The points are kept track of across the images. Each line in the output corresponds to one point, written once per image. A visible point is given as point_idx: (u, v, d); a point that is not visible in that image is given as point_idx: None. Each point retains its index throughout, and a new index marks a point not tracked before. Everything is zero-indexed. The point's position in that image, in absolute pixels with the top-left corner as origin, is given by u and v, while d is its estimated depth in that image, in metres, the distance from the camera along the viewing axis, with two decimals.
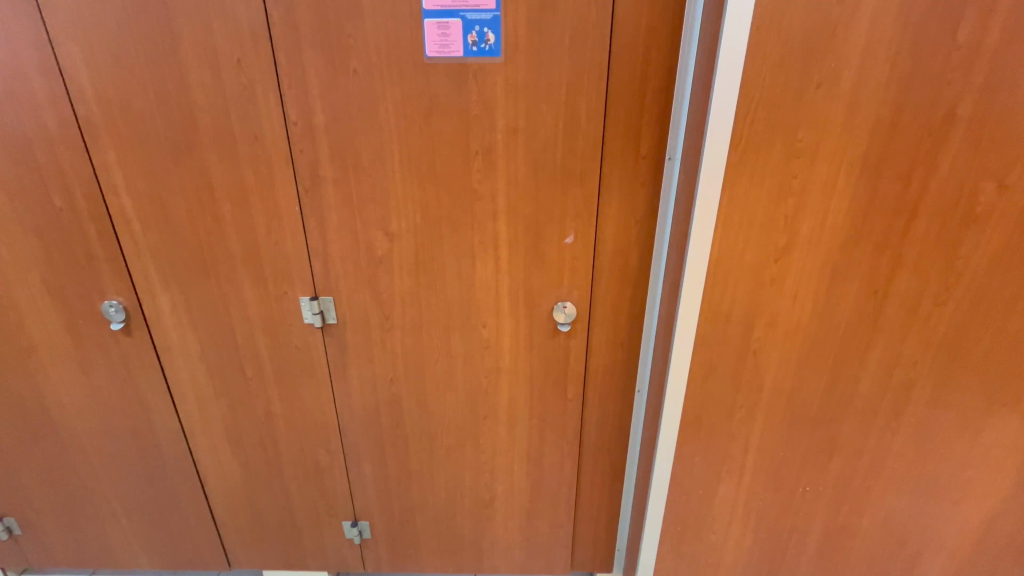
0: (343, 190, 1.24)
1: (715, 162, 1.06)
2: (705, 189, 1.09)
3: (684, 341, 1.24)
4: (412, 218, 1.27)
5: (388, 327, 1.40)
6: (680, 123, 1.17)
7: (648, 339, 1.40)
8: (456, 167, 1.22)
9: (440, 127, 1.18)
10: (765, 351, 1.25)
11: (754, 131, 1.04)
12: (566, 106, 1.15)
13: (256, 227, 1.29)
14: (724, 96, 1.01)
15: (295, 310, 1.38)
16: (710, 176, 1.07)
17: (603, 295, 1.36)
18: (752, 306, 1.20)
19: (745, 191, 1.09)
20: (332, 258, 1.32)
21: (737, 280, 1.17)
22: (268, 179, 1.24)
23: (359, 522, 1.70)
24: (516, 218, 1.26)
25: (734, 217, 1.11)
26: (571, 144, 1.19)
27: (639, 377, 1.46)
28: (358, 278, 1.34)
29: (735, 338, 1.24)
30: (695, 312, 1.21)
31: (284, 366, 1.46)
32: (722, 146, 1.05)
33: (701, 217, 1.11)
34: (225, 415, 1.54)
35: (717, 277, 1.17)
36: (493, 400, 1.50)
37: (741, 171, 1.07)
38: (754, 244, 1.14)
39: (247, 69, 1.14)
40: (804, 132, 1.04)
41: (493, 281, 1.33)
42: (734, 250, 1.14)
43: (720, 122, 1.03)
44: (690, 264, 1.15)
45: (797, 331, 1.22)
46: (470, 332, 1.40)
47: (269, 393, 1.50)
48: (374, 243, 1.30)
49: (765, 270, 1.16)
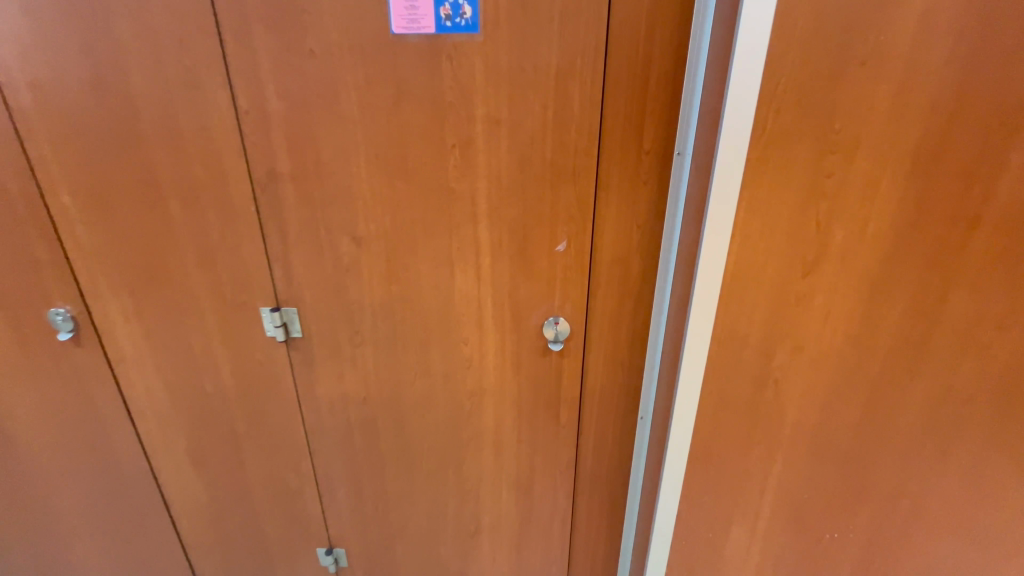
0: (304, 188, 1.10)
1: (733, 156, 0.88)
2: (721, 188, 0.91)
3: (693, 366, 1.07)
4: (381, 221, 1.12)
5: (359, 341, 1.26)
6: (693, 112, 0.98)
7: (653, 363, 1.22)
8: (430, 164, 1.06)
9: (410, 118, 1.03)
10: (787, 380, 1.07)
11: (780, 121, 0.86)
12: (556, 93, 0.99)
13: (209, 229, 1.15)
14: (745, 79, 0.83)
15: (256, 323, 1.25)
16: (727, 173, 0.90)
17: (600, 311, 1.19)
18: (774, 328, 1.02)
19: (769, 193, 0.91)
20: (295, 265, 1.18)
21: (756, 298, 1.00)
22: (220, 175, 1.10)
23: (335, 550, 1.57)
24: (499, 223, 1.10)
25: (755, 225, 0.93)
26: (562, 138, 1.02)
27: (641, 402, 1.28)
28: (325, 288, 1.20)
29: (752, 365, 1.06)
30: (705, 332, 1.03)
31: (247, 383, 1.33)
32: (741, 139, 0.87)
33: (715, 221, 0.93)
34: (187, 432, 1.41)
35: (733, 294, 0.99)
36: (477, 424, 1.34)
37: (764, 168, 0.89)
38: (778, 256, 0.96)
39: (189, 49, 1.00)
40: (841, 123, 0.85)
41: (475, 293, 1.18)
42: (754, 263, 0.96)
43: (740, 107, 0.85)
44: (702, 278, 0.98)
45: (826, 357, 1.04)
46: (450, 349, 1.25)
47: (232, 410, 1.37)
48: (341, 249, 1.15)
49: (790, 286, 0.98)
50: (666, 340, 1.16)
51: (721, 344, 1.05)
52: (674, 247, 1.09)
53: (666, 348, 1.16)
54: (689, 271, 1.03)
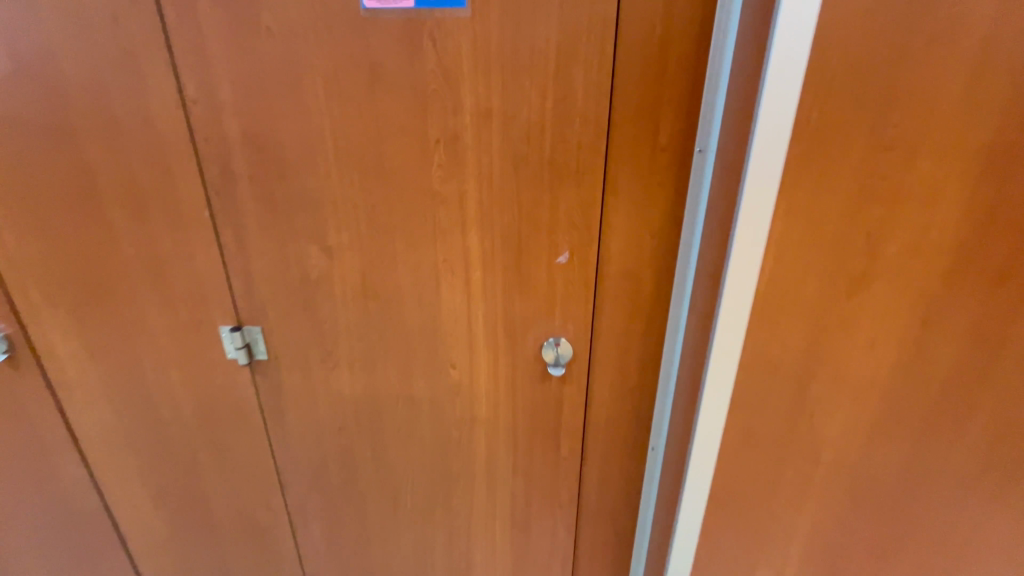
0: (266, 191, 0.95)
1: (770, 154, 0.74)
2: (755, 192, 0.76)
3: (716, 397, 0.93)
4: (355, 228, 0.97)
5: (333, 363, 1.11)
6: (717, 102, 0.84)
7: (666, 386, 1.08)
8: (409, 163, 0.91)
9: (386, 109, 0.88)
10: (824, 413, 0.93)
11: (827, 112, 0.71)
12: (556, 79, 0.84)
13: (158, 237, 1.00)
14: (788, 61, 0.69)
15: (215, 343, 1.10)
16: (762, 174, 0.75)
17: (607, 330, 1.04)
18: (810, 355, 0.88)
19: (812, 197, 0.76)
20: (257, 279, 1.03)
21: (791, 320, 0.85)
22: (168, 175, 0.95)
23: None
24: (490, 231, 0.95)
25: (794, 235, 0.79)
26: (564, 132, 0.87)
27: (653, 432, 1.13)
28: (292, 304, 1.05)
29: (784, 396, 0.92)
30: (731, 358, 0.89)
31: (208, 410, 1.18)
32: (781, 134, 0.73)
33: (746, 231, 0.79)
34: (143, 463, 1.26)
35: (765, 315, 0.85)
36: (467, 455, 1.19)
37: (807, 167, 0.74)
38: (818, 272, 0.81)
39: (126, 28, 0.85)
40: (902, 113, 0.71)
41: (463, 310, 1.03)
42: (790, 280, 0.82)
43: (780, 95, 0.70)
44: (729, 297, 0.84)
45: (871, 387, 0.89)
46: (436, 373, 1.10)
47: (192, 439, 1.22)
48: (310, 260, 1.01)
49: (832, 305, 0.83)
50: (683, 363, 1.02)
51: (749, 372, 0.90)
52: (694, 258, 0.95)
53: (683, 373, 1.02)
54: (713, 288, 0.88)
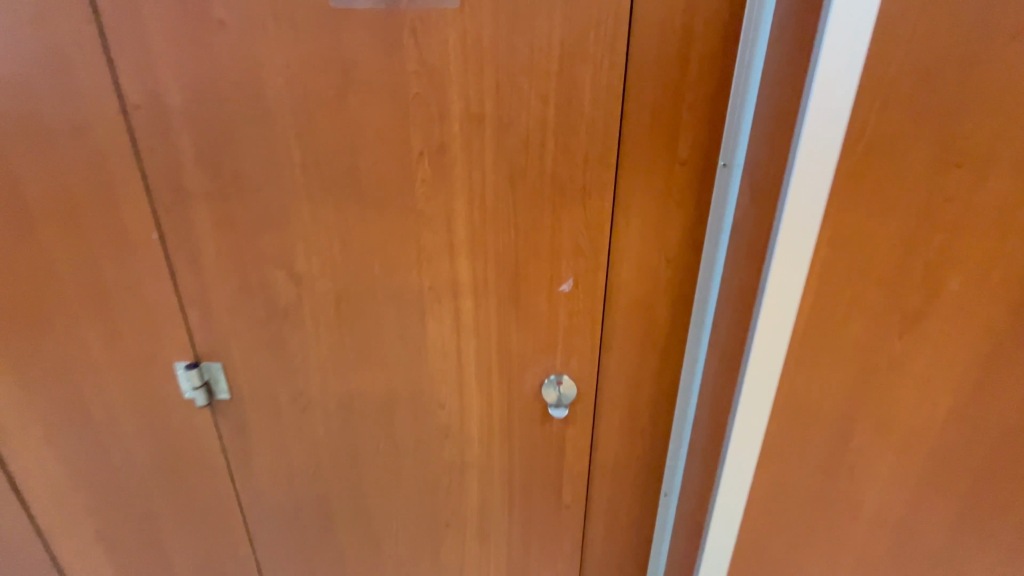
0: (223, 209, 0.82)
1: (815, 171, 0.62)
2: (795, 216, 0.64)
3: (743, 448, 0.81)
4: (327, 252, 0.84)
5: (305, 403, 0.97)
6: (746, 110, 0.73)
7: (681, 427, 0.96)
8: (388, 179, 0.79)
9: (361, 116, 0.75)
10: (869, 468, 0.80)
11: (883, 123, 0.60)
12: (559, 82, 0.72)
13: (100, 262, 0.87)
14: (839, 61, 0.57)
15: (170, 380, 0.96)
16: (804, 195, 0.63)
17: (615, 366, 0.92)
18: (854, 401, 0.76)
19: (863, 222, 0.64)
20: (216, 309, 0.90)
21: (833, 362, 0.73)
22: (109, 192, 0.82)
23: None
24: (482, 255, 0.83)
25: (839, 265, 0.67)
26: (568, 144, 0.75)
27: (665, 477, 1.01)
28: (257, 338, 0.92)
29: (822, 447, 0.79)
30: (762, 404, 0.77)
31: (164, 455, 1.04)
32: (829, 149, 0.61)
33: (784, 261, 0.67)
34: (92, 513, 1.11)
35: (802, 356, 0.73)
36: (458, 503, 1.06)
37: (858, 187, 0.63)
38: (866, 308, 0.69)
39: (54, 21, 0.73)
40: (975, 124, 0.59)
41: (453, 344, 0.90)
42: (834, 317, 0.70)
43: (829, 102, 0.59)
44: (761, 337, 0.72)
45: (925, 440, 0.77)
46: (422, 413, 0.97)
47: (146, 488, 1.07)
48: (276, 289, 0.88)
49: (882, 346, 0.72)
50: (703, 404, 0.90)
51: (783, 420, 0.78)
52: (715, 286, 0.83)
53: (702, 415, 0.90)
54: (740, 323, 0.76)
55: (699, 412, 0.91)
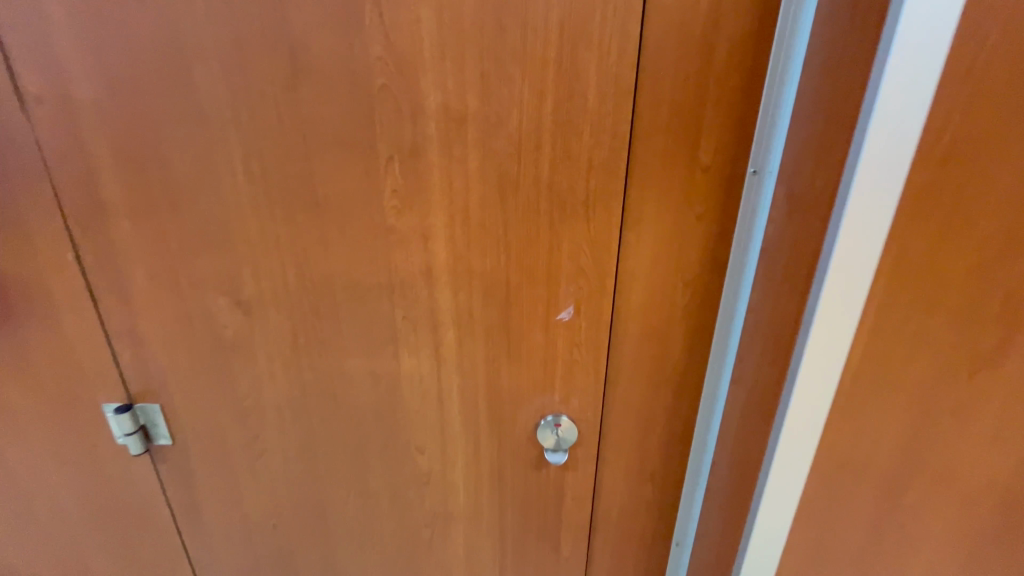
0: (153, 225, 0.68)
1: (880, 184, 0.50)
2: (853, 238, 0.52)
3: (774, 513, 0.67)
4: (280, 276, 0.71)
5: (260, 449, 0.83)
6: (784, 107, 0.61)
7: (697, 470, 0.84)
8: (351, 189, 0.65)
9: (315, 113, 0.61)
10: (921, 528, 0.68)
11: (968, 123, 0.48)
12: (558, 71, 0.59)
13: (8, 288, 0.73)
14: (916, 46, 0.45)
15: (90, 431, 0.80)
16: (864, 214, 0.51)
17: (622, 404, 0.79)
18: (908, 452, 0.64)
19: (936, 245, 0.53)
20: (149, 343, 0.75)
21: (891, 408, 0.61)
22: (13, 204, 0.68)
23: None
24: (467, 279, 0.70)
25: (903, 295, 0.55)
26: (569, 147, 0.62)
27: (677, 526, 0.89)
28: (201, 375, 0.78)
29: (868, 505, 0.67)
30: (800, 462, 0.64)
31: (97, 509, 0.89)
32: (896, 159, 0.49)
33: (836, 292, 0.54)
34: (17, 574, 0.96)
35: (851, 403, 0.61)
36: (441, 558, 0.92)
37: (931, 202, 0.51)
38: (931, 345, 0.58)
39: None
40: None
41: (432, 381, 0.77)
42: (892, 357, 0.58)
43: (903, 97, 0.46)
44: (801, 384, 0.59)
45: (988, 497, 0.65)
46: (398, 459, 0.83)
47: (78, 546, 0.92)
48: (220, 318, 0.74)
49: (949, 388, 0.60)
50: (723, 447, 0.78)
51: (825, 476, 0.66)
52: (741, 312, 0.72)
53: (723, 460, 0.78)
54: (775, 360, 0.64)
55: (718, 456, 0.79)
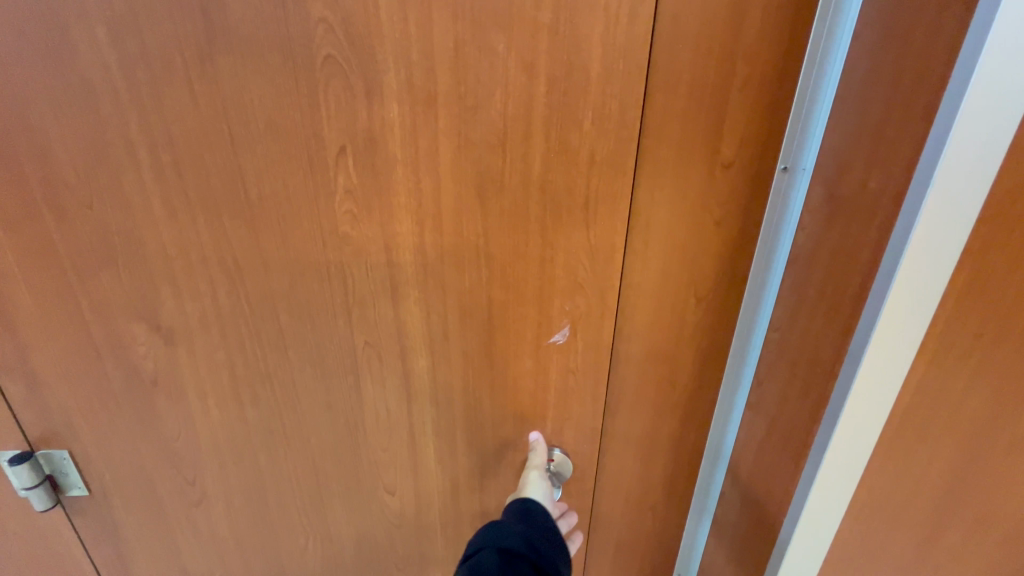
0: (35, 233, 0.53)
1: (960, 190, 0.41)
2: (921, 254, 0.43)
3: (802, 559, 0.59)
4: (206, 296, 0.56)
5: (197, 498, 0.69)
6: (825, 90, 0.51)
7: (705, 503, 0.75)
8: (293, 191, 0.52)
9: (240, 93, 0.47)
10: (951, 563, 0.63)
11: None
12: (553, 42, 0.46)
13: None
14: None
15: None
16: (936, 227, 0.42)
17: (623, 435, 0.69)
18: (947, 483, 0.57)
19: (1001, 258, 0.45)
20: (46, 379, 0.60)
21: (933, 441, 0.54)
22: None
23: (504, 505, 0.61)
24: (441, 298, 0.57)
25: (958, 318, 0.48)
26: (566, 137, 0.50)
27: (681, 559, 0.81)
28: (116, 416, 0.63)
29: (900, 538, 0.60)
30: (836, 502, 0.56)
31: None
32: (981, 162, 0.40)
33: (894, 317, 0.45)
34: None
35: (893, 437, 0.53)
36: None
37: (1004, 209, 0.43)
38: (983, 363, 0.50)
39: None
40: None
41: (402, 415, 0.65)
42: (939, 385, 0.51)
43: (998, 89, 0.37)
44: (846, 420, 0.50)
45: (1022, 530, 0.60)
46: (364, 503, 0.71)
47: None
48: (135, 349, 0.59)
49: (996, 420, 0.53)
50: (736, 478, 0.70)
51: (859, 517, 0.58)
52: (761, 331, 0.62)
53: (736, 494, 0.69)
54: (808, 390, 0.55)
55: (730, 488, 0.71)
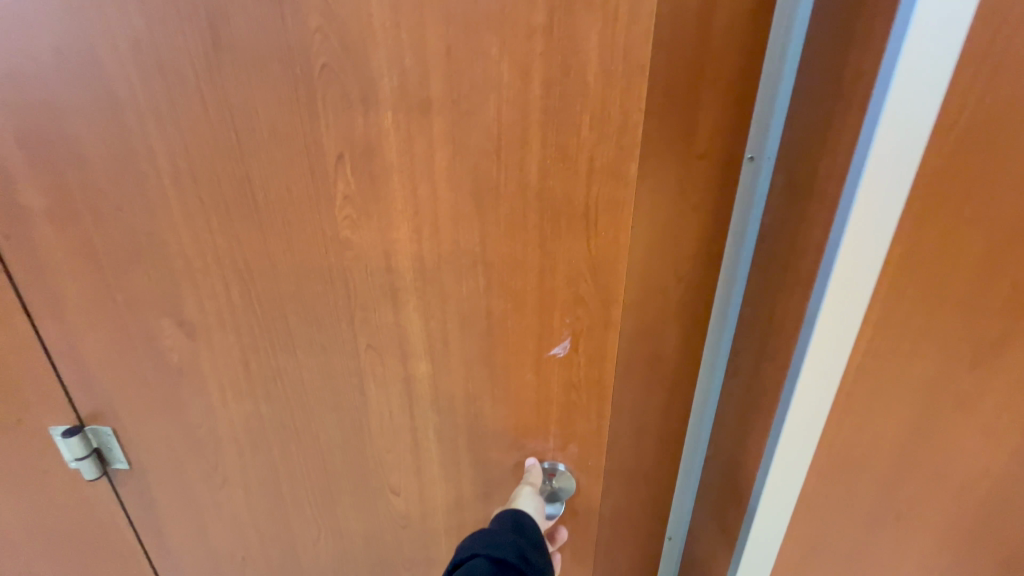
0: (80, 231, 0.58)
1: (891, 170, 0.49)
2: (860, 225, 0.52)
3: (778, 490, 0.69)
4: (223, 293, 0.59)
5: (221, 481, 0.74)
6: (782, 92, 0.61)
7: (693, 454, 0.87)
8: (297, 196, 0.53)
9: (245, 101, 0.49)
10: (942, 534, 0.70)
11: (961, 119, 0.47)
12: (548, 43, 0.44)
13: None
14: (929, 28, 0.43)
15: (43, 454, 0.72)
16: (873, 200, 0.51)
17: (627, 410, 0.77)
18: (885, 438, 0.64)
19: (940, 259, 0.53)
20: (93, 364, 0.66)
21: (900, 417, 0.62)
22: None
23: (493, 518, 0.61)
24: (440, 305, 0.57)
25: (893, 287, 0.55)
26: (564, 143, 0.47)
27: (671, 516, 0.94)
28: (150, 400, 0.68)
29: (847, 489, 0.68)
30: (808, 444, 0.65)
31: (50, 541, 0.79)
32: (908, 144, 0.48)
33: (844, 277, 0.54)
34: None
35: (852, 402, 0.62)
36: None
37: (955, 214, 0.51)
38: (914, 331, 0.57)
39: None
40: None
41: (404, 420, 0.65)
42: (885, 346, 0.58)
43: (919, 83, 0.45)
44: (810, 366, 0.60)
45: (968, 508, 0.67)
46: (370, 501, 0.72)
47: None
48: (164, 340, 0.63)
49: (970, 402, 0.61)
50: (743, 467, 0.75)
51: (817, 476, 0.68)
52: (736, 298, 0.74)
53: (743, 481, 0.75)
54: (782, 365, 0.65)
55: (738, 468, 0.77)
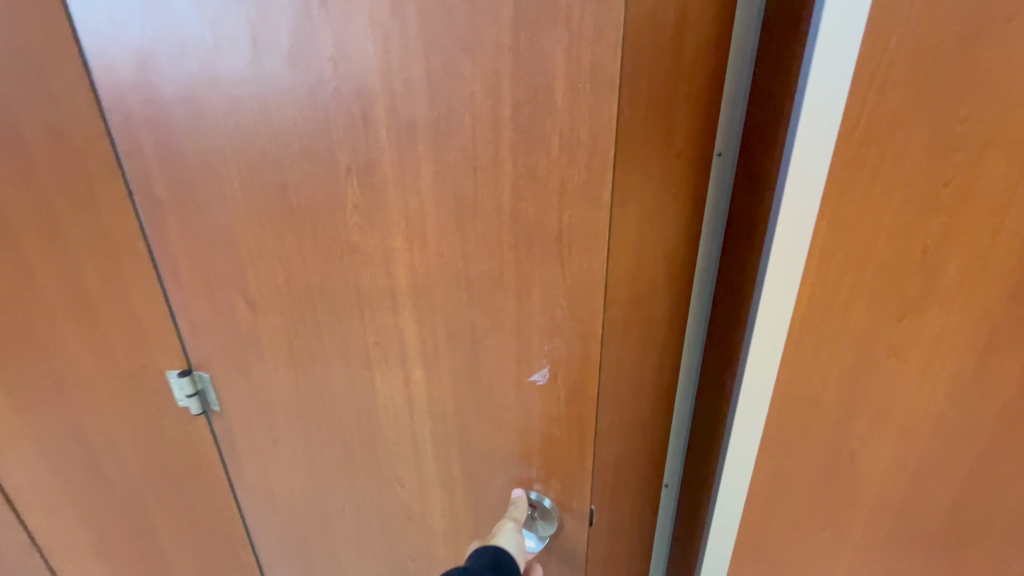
0: (182, 220, 0.72)
1: (812, 162, 0.48)
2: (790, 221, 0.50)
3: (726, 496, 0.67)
4: (272, 279, 0.70)
5: (275, 437, 0.86)
6: (742, 74, 0.54)
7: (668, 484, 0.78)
8: (319, 201, 0.60)
9: (282, 120, 0.57)
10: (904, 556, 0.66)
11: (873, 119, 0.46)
12: (516, 64, 0.43)
13: (84, 275, 0.81)
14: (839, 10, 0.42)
15: (160, 394, 0.90)
16: (798, 195, 0.49)
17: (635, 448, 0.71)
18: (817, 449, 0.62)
19: (859, 263, 0.51)
20: (200, 324, 0.81)
21: (826, 428, 0.60)
22: (87, 199, 0.75)
23: (471, 556, 0.58)
24: (431, 314, 0.59)
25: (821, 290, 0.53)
26: (534, 165, 0.46)
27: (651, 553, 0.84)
28: (228, 361, 0.83)
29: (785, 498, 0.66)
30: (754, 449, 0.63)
31: (161, 467, 0.98)
32: (822, 133, 0.46)
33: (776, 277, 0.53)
34: (90, 528, 1.06)
35: (790, 408, 0.60)
36: None
37: (868, 214, 0.49)
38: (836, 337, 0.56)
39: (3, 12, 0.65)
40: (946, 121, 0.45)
41: (405, 417, 0.69)
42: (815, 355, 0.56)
43: (833, 67, 0.43)
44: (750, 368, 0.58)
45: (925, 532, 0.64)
46: (381, 486, 0.78)
47: (143, 501, 1.02)
48: (238, 313, 0.77)
49: (889, 402, 0.58)
50: None
51: (773, 490, 0.66)
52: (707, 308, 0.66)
53: None
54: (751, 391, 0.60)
55: (705, 473, 0.74)
